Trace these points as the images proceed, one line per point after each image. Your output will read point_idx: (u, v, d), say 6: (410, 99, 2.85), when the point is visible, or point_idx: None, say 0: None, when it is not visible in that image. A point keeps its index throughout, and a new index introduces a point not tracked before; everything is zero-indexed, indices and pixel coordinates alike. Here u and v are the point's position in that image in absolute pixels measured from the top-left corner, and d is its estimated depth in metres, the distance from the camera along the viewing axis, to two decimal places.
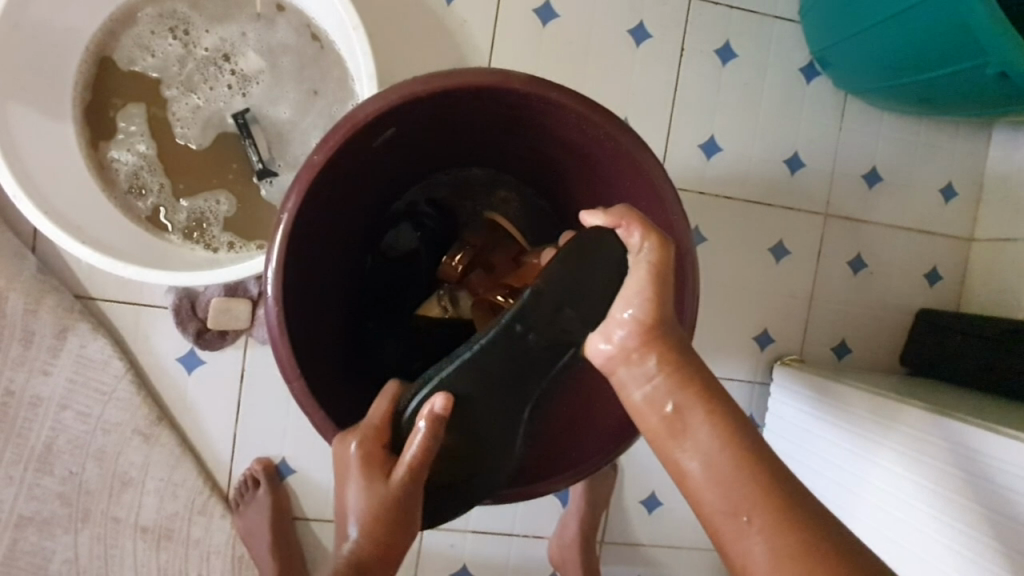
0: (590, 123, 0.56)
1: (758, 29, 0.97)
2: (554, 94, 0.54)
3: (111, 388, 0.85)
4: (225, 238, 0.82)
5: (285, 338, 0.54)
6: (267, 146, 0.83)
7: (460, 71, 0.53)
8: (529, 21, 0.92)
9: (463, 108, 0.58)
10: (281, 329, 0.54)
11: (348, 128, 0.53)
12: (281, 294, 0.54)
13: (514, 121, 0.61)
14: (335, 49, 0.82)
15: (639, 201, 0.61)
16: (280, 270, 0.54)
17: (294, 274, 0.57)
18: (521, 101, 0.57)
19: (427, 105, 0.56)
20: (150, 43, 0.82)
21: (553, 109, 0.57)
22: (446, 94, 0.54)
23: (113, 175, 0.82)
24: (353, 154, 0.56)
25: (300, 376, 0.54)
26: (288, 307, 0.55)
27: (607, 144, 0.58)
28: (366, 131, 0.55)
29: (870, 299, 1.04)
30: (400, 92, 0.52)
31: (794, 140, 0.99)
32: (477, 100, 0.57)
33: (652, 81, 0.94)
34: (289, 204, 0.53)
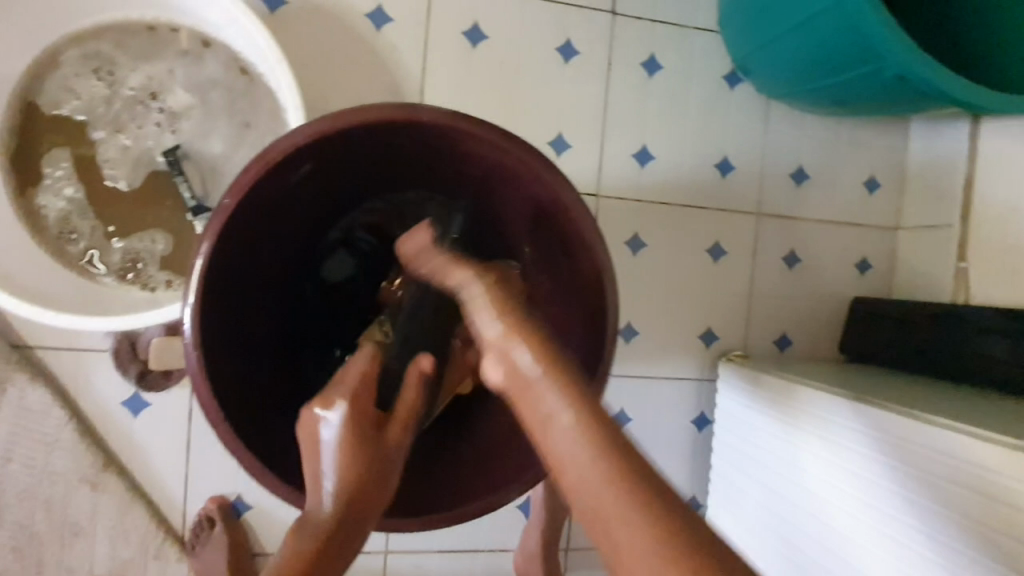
0: (501, 150, 0.58)
1: (681, 41, 1.01)
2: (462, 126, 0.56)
3: (53, 437, 0.83)
4: (162, 277, 0.82)
5: (207, 381, 0.54)
6: (200, 182, 0.83)
7: (367, 107, 0.54)
8: (459, 44, 0.93)
9: (377, 140, 0.59)
10: (202, 372, 0.54)
11: (257, 169, 0.54)
12: (199, 338, 0.54)
13: (432, 148, 0.62)
14: (264, 81, 0.83)
15: (559, 220, 0.62)
16: (197, 313, 0.54)
17: (213, 315, 0.57)
18: (433, 132, 0.58)
19: (339, 141, 0.57)
20: (73, 85, 0.81)
21: (464, 137, 0.58)
22: (355, 129, 0.55)
23: (42, 221, 0.80)
24: (268, 192, 0.57)
25: (225, 420, 0.54)
26: (209, 347, 0.56)
27: (521, 169, 0.59)
28: (278, 169, 0.55)
29: (807, 292, 1.08)
30: (305, 133, 0.53)
31: (723, 145, 1.03)
32: (390, 132, 0.58)
33: (583, 95, 0.97)
34: (204, 247, 0.54)
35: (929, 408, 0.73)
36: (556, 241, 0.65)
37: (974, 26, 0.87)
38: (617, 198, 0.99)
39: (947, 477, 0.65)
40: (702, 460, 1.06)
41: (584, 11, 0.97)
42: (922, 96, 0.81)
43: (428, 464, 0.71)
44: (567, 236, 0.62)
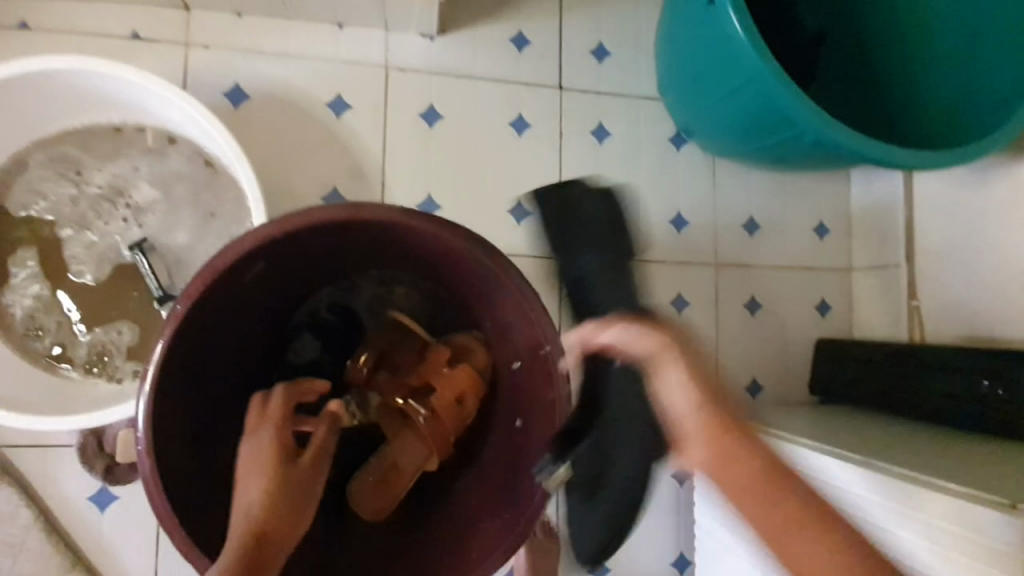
0: (445, 240, 0.61)
1: (626, 110, 1.07)
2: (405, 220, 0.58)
3: (17, 540, 0.81)
4: (129, 367, 0.82)
5: (158, 483, 0.55)
6: (167, 272, 0.85)
7: (310, 210, 0.57)
8: (416, 124, 0.99)
9: (327, 235, 0.62)
10: (154, 478, 0.55)
11: (207, 276, 0.56)
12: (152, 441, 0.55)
13: (381, 238, 0.65)
14: (228, 172, 0.86)
15: (503, 296, 0.64)
16: (149, 419, 0.55)
17: (168, 417, 0.58)
18: (380, 227, 0.61)
19: (288, 241, 0.59)
20: (41, 187, 0.84)
21: (408, 230, 0.61)
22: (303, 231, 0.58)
23: (8, 320, 0.82)
24: (222, 293, 0.59)
25: (179, 527, 0.55)
26: (162, 449, 0.57)
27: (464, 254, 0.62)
28: (228, 274, 0.58)
29: (771, 336, 1.11)
30: (252, 239, 0.56)
31: (675, 202, 1.08)
32: (337, 228, 0.60)
33: (537, 165, 1.02)
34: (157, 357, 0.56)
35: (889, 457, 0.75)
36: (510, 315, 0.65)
37: (899, 95, 0.97)
38: None
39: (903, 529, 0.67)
40: (687, 513, 1.05)
41: (532, 87, 1.03)
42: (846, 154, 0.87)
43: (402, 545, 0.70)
44: (514, 311, 0.64)
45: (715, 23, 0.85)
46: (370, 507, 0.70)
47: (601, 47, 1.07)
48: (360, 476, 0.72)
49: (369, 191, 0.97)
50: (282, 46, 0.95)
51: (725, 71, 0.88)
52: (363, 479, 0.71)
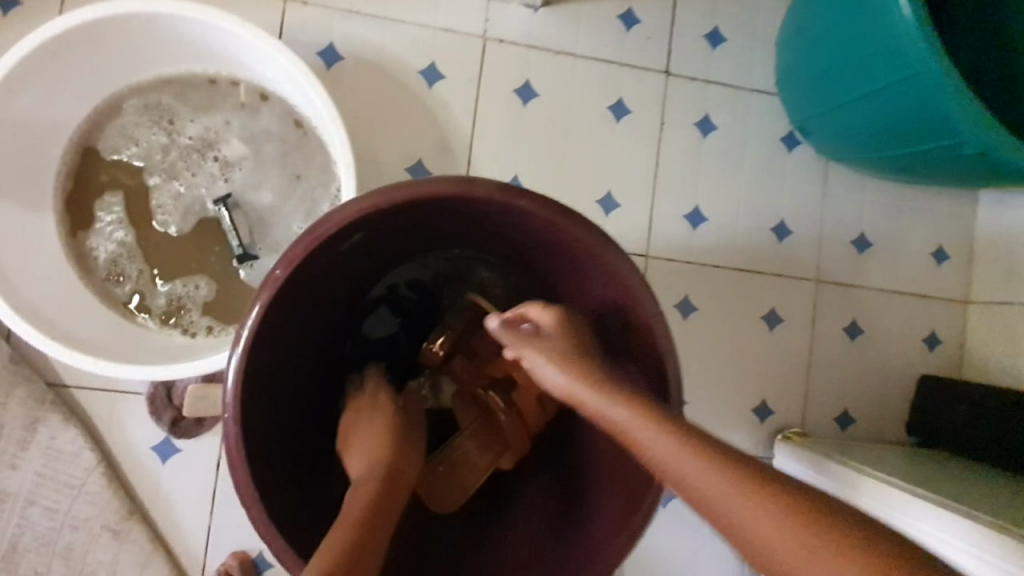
0: (558, 226, 0.55)
1: (736, 103, 0.98)
2: (523, 200, 0.53)
3: (80, 482, 0.81)
4: (204, 322, 0.81)
5: (242, 455, 0.52)
6: (249, 230, 0.83)
7: (417, 181, 0.52)
8: (509, 101, 0.93)
9: (431, 210, 0.57)
10: (239, 448, 0.51)
11: (309, 242, 0.52)
12: (239, 409, 0.52)
13: (485, 219, 0.60)
14: (317, 135, 0.83)
15: (610, 292, 0.58)
16: (239, 387, 0.52)
17: (254, 386, 0.55)
18: (489, 205, 0.55)
19: (392, 212, 0.55)
20: (135, 133, 0.83)
21: (519, 212, 0.55)
22: (410, 203, 0.53)
23: (92, 263, 0.82)
24: (319, 260, 0.55)
25: (258, 502, 0.51)
26: (247, 419, 0.53)
27: (575, 243, 0.56)
28: (328, 242, 0.54)
29: (869, 366, 1.01)
30: (360, 206, 0.51)
31: (780, 209, 0.99)
32: (445, 203, 0.55)
33: (634, 154, 0.95)
34: (249, 325, 0.52)
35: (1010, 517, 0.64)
36: (613, 313, 0.60)
37: None
38: (666, 259, 0.95)
39: None
40: None
41: (636, 70, 0.96)
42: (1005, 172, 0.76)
43: (469, 544, 0.65)
44: (620, 310, 0.59)
45: (874, 6, 0.74)
46: (438, 498, 0.67)
47: (716, 32, 0.98)
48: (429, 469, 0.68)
49: (455, 167, 0.92)
50: (381, 8, 0.91)
51: (873, 64, 0.78)
52: (433, 468, 0.67)
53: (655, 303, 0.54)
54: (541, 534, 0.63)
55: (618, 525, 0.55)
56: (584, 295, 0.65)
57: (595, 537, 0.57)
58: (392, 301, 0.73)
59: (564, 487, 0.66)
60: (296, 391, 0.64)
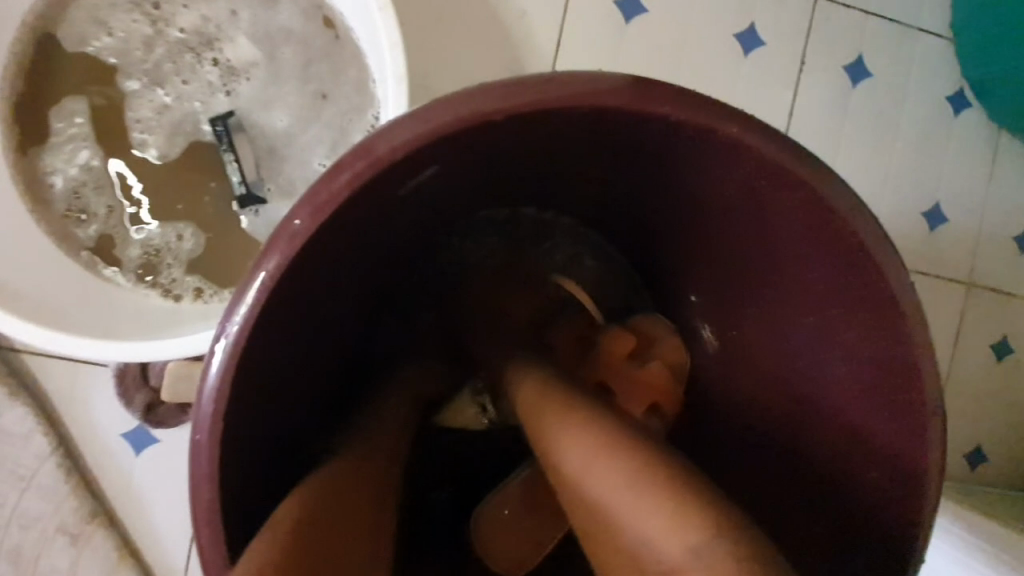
0: (774, 178, 0.33)
1: (899, 44, 0.75)
2: (730, 125, 0.31)
3: (32, 472, 0.65)
4: (191, 282, 0.62)
5: (217, 533, 0.31)
6: (255, 164, 0.62)
7: (558, 75, 0.30)
8: (608, 16, 0.70)
9: (548, 135, 0.35)
10: (214, 520, 0.30)
11: (357, 170, 0.30)
12: (217, 455, 0.31)
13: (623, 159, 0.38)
14: (353, 40, 0.61)
15: (814, 285, 0.37)
16: (219, 413, 0.31)
17: (246, 409, 0.33)
18: (657, 132, 0.33)
19: (493, 131, 0.33)
20: (108, 18, 0.61)
21: (705, 146, 0.33)
22: (529, 117, 0.32)
23: (46, 191, 0.61)
24: (367, 205, 0.34)
25: None
26: (232, 464, 0.32)
27: (784, 205, 0.34)
28: (386, 174, 0.32)
29: (1016, 394, 0.81)
30: (453, 110, 0.29)
31: (935, 188, 0.77)
32: (582, 124, 0.33)
33: (762, 101, 0.72)
34: (244, 311, 0.30)
35: None
36: (808, 318, 0.39)
37: None
38: None
39: None
40: None
41: None
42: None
43: None
44: (826, 313, 0.38)
45: None
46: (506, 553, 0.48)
47: None
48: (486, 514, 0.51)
49: None
50: None
51: None
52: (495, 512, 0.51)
53: (928, 328, 0.33)
54: None
55: None
56: (745, 286, 0.44)
57: None
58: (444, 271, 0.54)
59: None
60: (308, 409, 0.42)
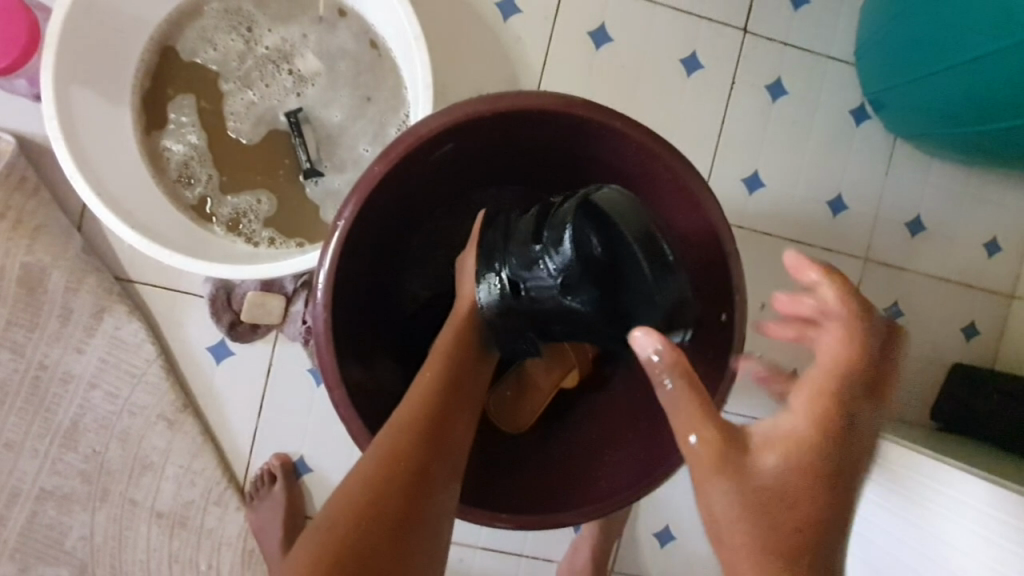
0: (651, 156, 0.59)
1: (813, 68, 0.96)
2: (618, 123, 0.57)
3: (141, 372, 0.86)
4: (266, 234, 0.84)
5: (328, 340, 0.56)
6: (316, 146, 0.84)
7: (524, 94, 0.55)
8: (583, 43, 0.92)
9: (520, 129, 0.61)
10: (325, 336, 0.56)
11: (409, 143, 0.56)
12: (329, 300, 0.56)
13: (565, 147, 0.63)
14: (392, 58, 0.83)
15: (678, 219, 0.63)
16: (331, 275, 0.56)
17: (343, 281, 0.59)
18: (578, 125, 0.59)
19: (489, 123, 0.58)
20: (213, 37, 0.83)
21: (607, 133, 0.59)
22: (505, 115, 0.57)
23: (164, 163, 0.83)
24: (414, 164, 0.59)
25: (341, 386, 0.57)
26: (331, 313, 0.57)
27: (652, 167, 0.60)
28: (427, 145, 0.58)
29: (905, 348, 1.02)
30: (465, 110, 0.55)
31: (839, 182, 0.98)
32: (537, 122, 0.59)
33: (700, 111, 0.94)
34: (347, 212, 0.56)
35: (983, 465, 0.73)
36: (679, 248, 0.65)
37: None
38: None
39: (983, 527, 0.64)
40: None
41: (714, 24, 0.94)
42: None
43: (542, 445, 0.71)
44: (685, 233, 0.63)
45: None
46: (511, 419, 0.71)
47: None
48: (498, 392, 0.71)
49: None
50: None
51: (969, 27, 0.72)
52: (500, 393, 0.71)
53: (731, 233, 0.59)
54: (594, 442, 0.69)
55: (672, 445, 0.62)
56: None
57: (618, 476, 0.64)
58: (450, 241, 0.72)
59: (608, 406, 0.72)
60: (368, 309, 0.66)
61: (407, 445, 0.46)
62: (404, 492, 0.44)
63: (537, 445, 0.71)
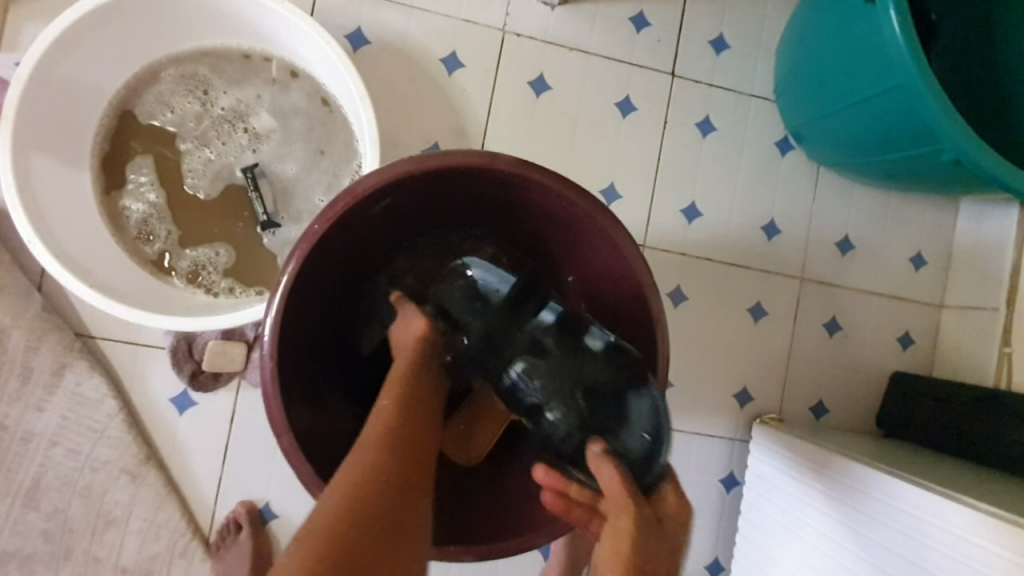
0: (572, 203, 0.64)
1: (737, 105, 1.04)
2: (539, 176, 0.62)
3: (102, 426, 0.86)
4: (225, 283, 0.87)
5: (276, 388, 0.59)
6: (273, 199, 0.88)
7: (450, 153, 0.60)
8: (524, 92, 0.99)
9: (453, 182, 0.66)
10: (273, 384, 0.59)
11: (346, 201, 0.61)
12: (276, 350, 0.60)
13: (498, 196, 0.69)
14: (342, 113, 0.89)
15: (606, 257, 0.68)
16: (276, 327, 0.60)
17: (289, 330, 0.63)
18: (505, 178, 0.64)
19: (423, 179, 0.63)
20: (171, 100, 0.88)
21: (530, 184, 0.64)
22: (435, 172, 0.62)
23: (124, 221, 0.86)
24: (354, 220, 0.64)
25: (288, 430, 0.59)
26: (278, 361, 0.60)
27: (575, 212, 0.65)
28: (364, 202, 0.62)
29: (845, 361, 1.07)
30: (397, 170, 0.60)
31: (770, 208, 1.05)
32: (467, 176, 0.64)
33: (636, 149, 1.01)
34: (290, 266, 0.60)
35: (915, 473, 0.78)
36: (612, 286, 0.70)
37: None
38: (661, 250, 1.02)
39: (921, 534, 0.69)
40: (730, 521, 1.04)
41: (644, 70, 1.02)
42: (985, 181, 0.79)
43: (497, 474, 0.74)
44: (614, 269, 0.68)
45: (864, 19, 0.78)
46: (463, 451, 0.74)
47: (721, 38, 1.03)
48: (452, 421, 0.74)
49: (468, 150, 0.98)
50: None
51: (864, 68, 0.80)
52: (453, 427, 0.74)
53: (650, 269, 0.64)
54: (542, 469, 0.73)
55: None
56: (582, 266, 0.74)
57: None
58: None
59: None
60: (317, 351, 0.70)
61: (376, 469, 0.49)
62: (379, 510, 0.47)
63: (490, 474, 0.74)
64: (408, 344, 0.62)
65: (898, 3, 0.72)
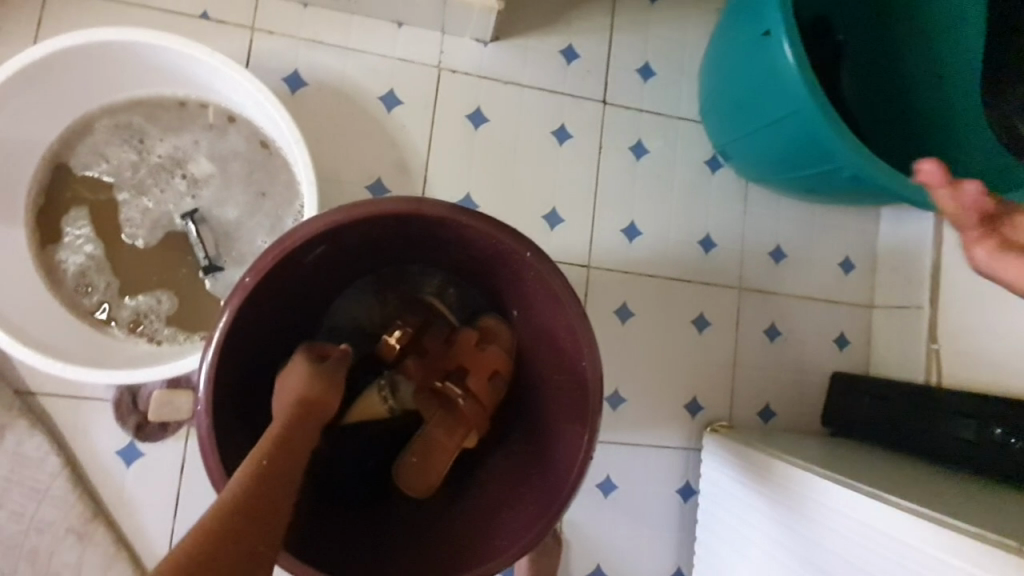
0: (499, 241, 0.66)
1: (667, 128, 1.09)
2: (466, 217, 0.64)
3: (46, 486, 0.84)
4: (168, 331, 0.86)
5: (212, 440, 0.59)
6: (214, 244, 0.88)
7: (375, 201, 0.62)
8: (462, 125, 1.02)
9: (384, 226, 0.67)
10: (209, 437, 0.59)
11: (277, 251, 0.62)
12: (211, 403, 0.60)
13: (433, 235, 0.71)
14: (281, 155, 0.90)
15: (538, 289, 0.70)
16: (211, 380, 0.60)
17: (225, 380, 0.63)
18: (433, 219, 0.66)
19: (352, 225, 0.65)
20: (105, 150, 0.87)
21: (458, 225, 0.66)
22: (364, 219, 0.64)
23: (60, 274, 0.85)
24: (286, 269, 0.65)
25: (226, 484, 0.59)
26: (216, 408, 0.61)
27: (502, 246, 0.67)
28: (296, 251, 0.63)
29: (788, 365, 1.12)
30: (324, 221, 0.61)
31: (705, 224, 1.10)
32: (396, 220, 0.66)
33: (574, 175, 1.05)
34: (225, 317, 0.61)
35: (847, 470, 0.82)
36: (546, 314, 0.71)
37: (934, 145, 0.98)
38: (605, 269, 1.05)
39: (854, 533, 0.73)
40: (691, 530, 1.06)
41: (576, 100, 1.06)
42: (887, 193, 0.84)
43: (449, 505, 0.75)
44: (546, 300, 0.70)
45: (766, 50, 0.84)
46: (415, 484, 0.75)
47: (647, 67, 1.09)
48: (403, 458, 0.76)
49: (411, 183, 1.00)
50: (342, 38, 0.99)
51: (771, 93, 0.86)
52: (406, 460, 0.75)
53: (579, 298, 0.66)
54: (494, 497, 0.74)
55: (556, 493, 0.66)
56: (519, 297, 0.76)
57: (512, 530, 0.67)
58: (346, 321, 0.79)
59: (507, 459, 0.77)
60: (255, 397, 0.70)
61: (236, 526, 0.47)
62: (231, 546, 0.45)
63: (441, 506, 0.75)
64: (295, 398, 0.61)
65: (790, 35, 0.79)
